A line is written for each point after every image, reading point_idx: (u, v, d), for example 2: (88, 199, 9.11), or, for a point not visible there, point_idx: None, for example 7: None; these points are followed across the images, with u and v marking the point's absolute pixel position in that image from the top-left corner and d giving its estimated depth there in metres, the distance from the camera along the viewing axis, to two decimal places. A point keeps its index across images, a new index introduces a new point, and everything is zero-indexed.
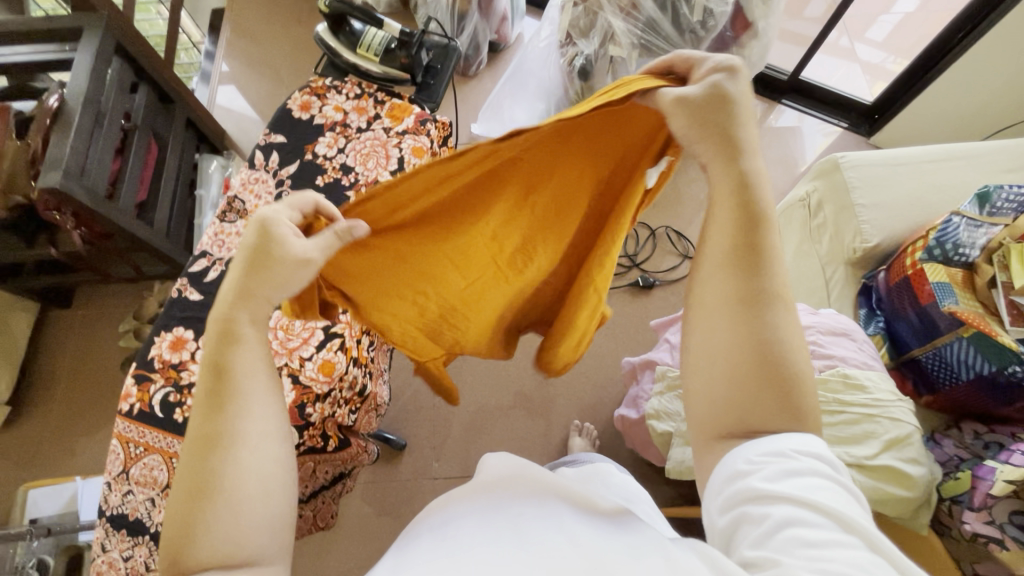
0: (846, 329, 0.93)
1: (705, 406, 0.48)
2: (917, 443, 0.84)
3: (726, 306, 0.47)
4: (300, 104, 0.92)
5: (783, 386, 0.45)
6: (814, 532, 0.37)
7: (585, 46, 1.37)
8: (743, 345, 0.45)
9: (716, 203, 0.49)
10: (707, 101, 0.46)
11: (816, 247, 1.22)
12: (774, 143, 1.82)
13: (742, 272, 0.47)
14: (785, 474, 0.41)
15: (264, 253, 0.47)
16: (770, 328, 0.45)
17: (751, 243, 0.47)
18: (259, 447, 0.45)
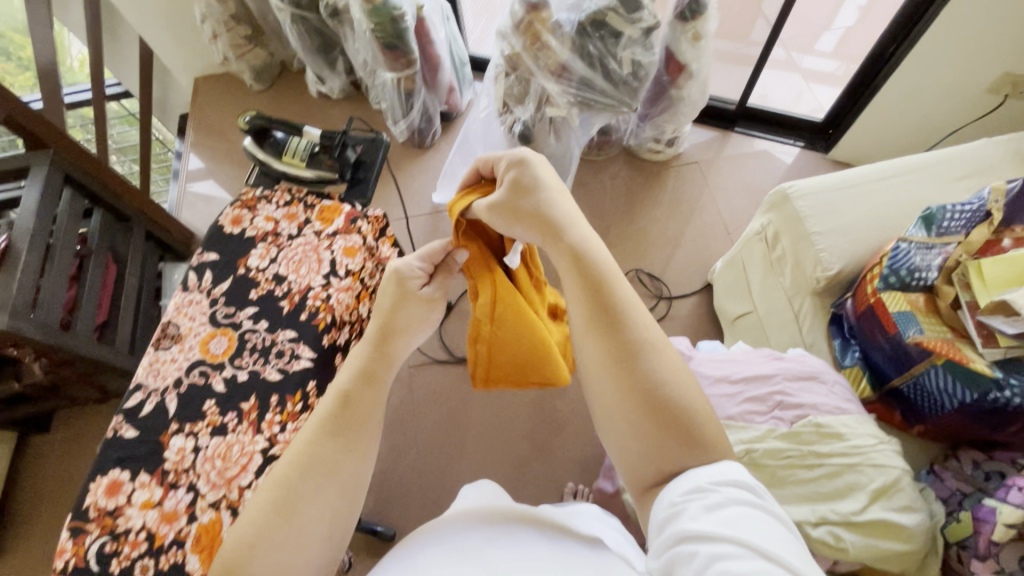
0: (814, 372, 0.89)
1: (624, 450, 0.58)
2: (908, 488, 0.78)
3: (609, 363, 0.58)
4: (231, 218, 0.93)
5: (665, 411, 0.55)
6: (740, 562, 0.42)
7: (522, 112, 1.39)
8: (631, 389, 0.56)
9: (568, 277, 0.63)
10: (510, 196, 0.66)
11: (780, 280, 1.19)
12: (733, 172, 1.83)
13: (604, 330, 0.59)
14: (710, 511, 0.48)
15: (398, 298, 0.68)
16: (647, 369, 0.57)
17: (602, 303, 0.60)
18: (345, 482, 0.57)
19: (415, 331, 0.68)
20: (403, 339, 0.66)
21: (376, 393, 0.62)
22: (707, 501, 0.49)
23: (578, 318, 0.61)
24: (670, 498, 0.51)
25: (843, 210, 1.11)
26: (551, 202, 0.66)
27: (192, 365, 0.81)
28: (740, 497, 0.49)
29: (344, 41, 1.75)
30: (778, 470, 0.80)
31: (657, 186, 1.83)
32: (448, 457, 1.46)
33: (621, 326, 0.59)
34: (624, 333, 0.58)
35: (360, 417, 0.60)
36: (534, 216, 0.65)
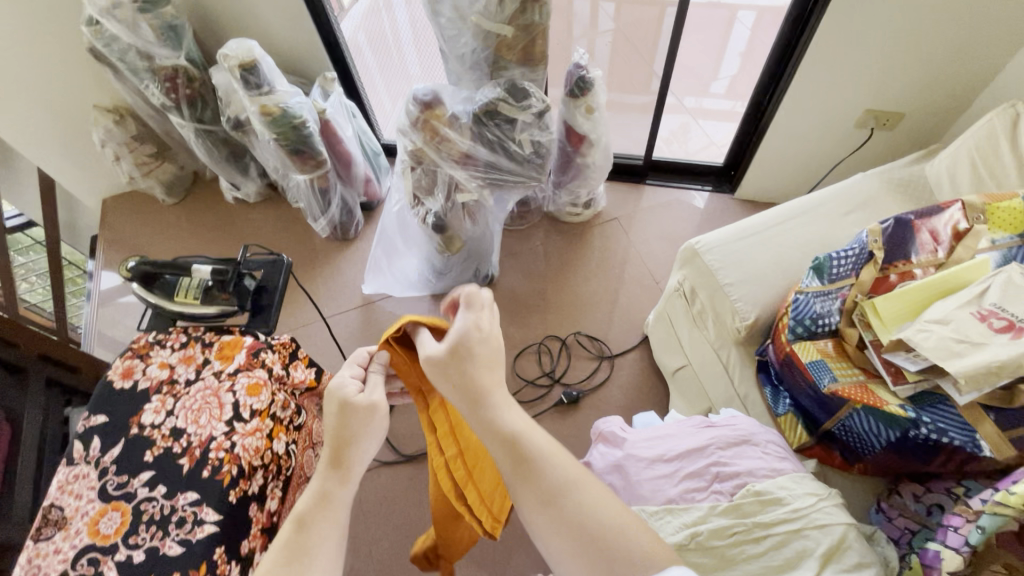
0: (746, 434, 0.88)
1: None
2: (857, 544, 0.76)
3: (539, 509, 0.58)
4: (121, 371, 0.85)
5: (604, 548, 0.55)
6: None
7: (432, 204, 1.39)
8: (565, 530, 0.56)
9: (489, 441, 0.64)
10: (424, 372, 0.71)
11: (705, 333, 1.21)
12: (652, 222, 1.90)
13: (527, 482, 0.59)
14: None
15: (347, 413, 0.68)
16: (575, 506, 0.57)
17: (517, 457, 0.61)
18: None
19: (365, 439, 0.68)
20: (355, 451, 0.67)
21: (332, 512, 0.62)
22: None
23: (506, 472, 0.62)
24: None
25: (750, 258, 1.14)
26: (475, 371, 0.68)
27: (78, 552, 0.72)
28: None
29: (252, 148, 1.74)
30: (729, 550, 0.77)
31: (583, 245, 1.87)
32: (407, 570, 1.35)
33: (545, 472, 0.60)
34: (549, 478, 0.59)
35: (320, 531, 0.60)
36: (459, 385, 0.67)
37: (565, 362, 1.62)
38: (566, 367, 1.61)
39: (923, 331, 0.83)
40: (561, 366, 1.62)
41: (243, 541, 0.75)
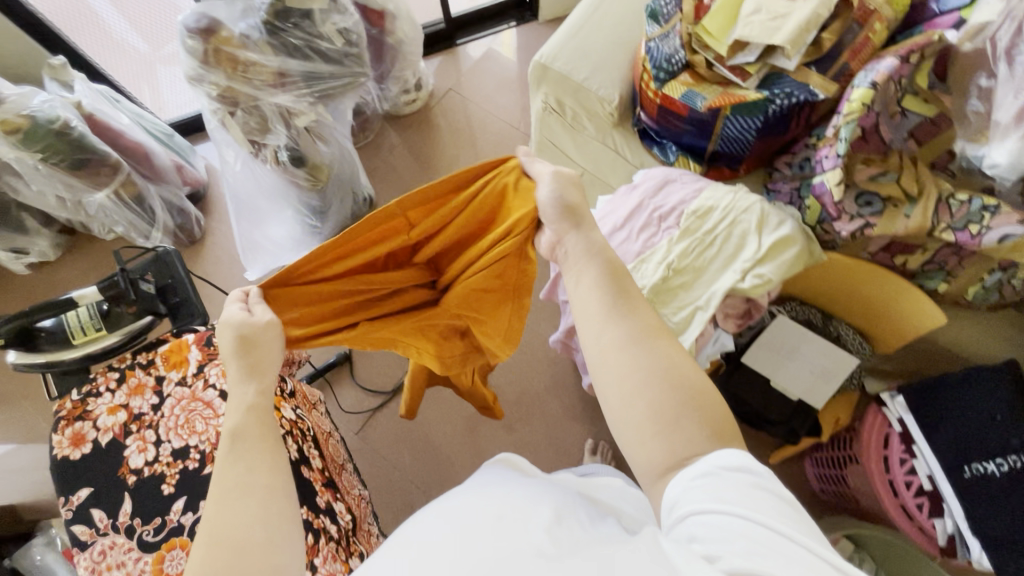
0: (665, 177, 1.00)
1: (638, 437, 0.54)
2: (772, 208, 0.96)
3: (617, 348, 0.57)
4: (70, 441, 0.74)
5: (693, 402, 0.54)
6: (752, 537, 0.41)
7: (276, 139, 1.25)
8: (651, 367, 0.56)
9: (580, 272, 0.64)
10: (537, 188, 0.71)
11: (586, 132, 1.30)
12: (484, 77, 1.90)
13: (627, 318, 0.59)
14: (724, 490, 0.46)
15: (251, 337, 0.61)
16: (665, 355, 0.57)
17: (625, 293, 0.61)
18: (270, 512, 0.51)
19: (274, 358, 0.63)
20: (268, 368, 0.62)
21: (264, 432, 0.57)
22: (735, 474, 0.48)
23: (590, 301, 0.62)
24: (683, 481, 0.50)
25: (591, 43, 1.21)
26: (565, 200, 0.69)
27: None
28: (750, 482, 0.47)
29: (15, 191, 1.39)
30: (696, 262, 0.92)
31: (436, 130, 1.83)
32: (450, 473, 1.41)
33: (645, 316, 0.60)
34: (650, 324, 0.59)
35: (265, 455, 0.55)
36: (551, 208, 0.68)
37: None
38: None
39: (749, 25, 0.98)
40: None
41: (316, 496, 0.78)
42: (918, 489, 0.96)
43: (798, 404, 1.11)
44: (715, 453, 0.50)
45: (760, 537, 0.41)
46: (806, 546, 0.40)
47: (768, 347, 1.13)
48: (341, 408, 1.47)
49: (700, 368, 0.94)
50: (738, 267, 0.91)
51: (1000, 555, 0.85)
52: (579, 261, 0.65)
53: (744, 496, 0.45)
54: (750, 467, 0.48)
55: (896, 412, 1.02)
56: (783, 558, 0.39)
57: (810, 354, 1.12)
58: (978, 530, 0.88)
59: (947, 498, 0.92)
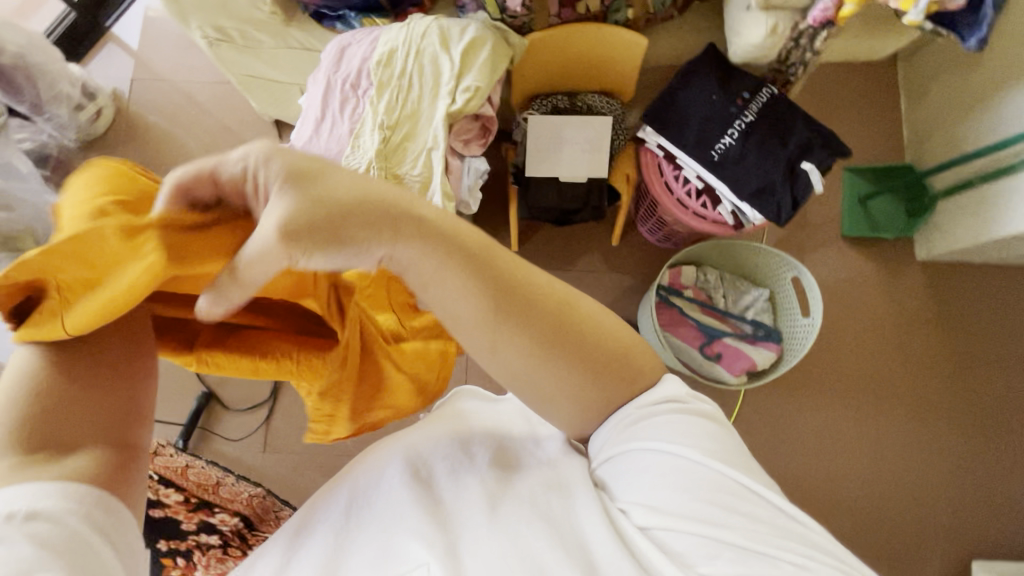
0: (340, 44, 0.94)
1: (557, 408, 0.50)
2: (449, 20, 0.93)
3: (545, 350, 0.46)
4: None
5: (616, 368, 0.49)
6: (683, 473, 0.44)
7: None
8: (571, 365, 0.47)
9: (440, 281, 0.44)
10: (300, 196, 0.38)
11: (267, 47, 1.17)
12: (159, 49, 1.63)
13: (518, 321, 0.45)
14: (652, 423, 0.48)
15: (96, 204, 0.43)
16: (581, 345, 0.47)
17: (508, 290, 0.44)
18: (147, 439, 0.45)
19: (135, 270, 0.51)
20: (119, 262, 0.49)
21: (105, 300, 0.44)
22: (674, 413, 0.49)
23: (460, 307, 0.45)
24: (626, 411, 0.50)
25: None
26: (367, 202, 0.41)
27: None
28: (678, 410, 0.49)
29: None
30: (406, 110, 0.90)
31: (148, 133, 1.58)
32: (369, 427, 1.39)
33: (541, 298, 0.46)
34: (537, 315, 0.45)
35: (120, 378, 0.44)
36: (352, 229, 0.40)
37: None
38: None
39: None
40: None
41: (182, 525, 0.77)
42: (697, 191, 1.07)
43: (589, 183, 1.18)
44: (650, 392, 0.51)
45: (686, 472, 0.44)
46: (727, 475, 0.44)
47: (536, 150, 1.16)
48: (233, 443, 1.39)
49: (471, 202, 0.95)
50: (445, 91, 0.90)
51: (762, 202, 0.99)
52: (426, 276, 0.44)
53: (672, 435, 0.47)
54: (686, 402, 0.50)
55: (653, 141, 1.08)
56: (711, 497, 0.42)
57: (576, 135, 1.15)
58: (743, 194, 1.00)
59: (715, 185, 1.04)
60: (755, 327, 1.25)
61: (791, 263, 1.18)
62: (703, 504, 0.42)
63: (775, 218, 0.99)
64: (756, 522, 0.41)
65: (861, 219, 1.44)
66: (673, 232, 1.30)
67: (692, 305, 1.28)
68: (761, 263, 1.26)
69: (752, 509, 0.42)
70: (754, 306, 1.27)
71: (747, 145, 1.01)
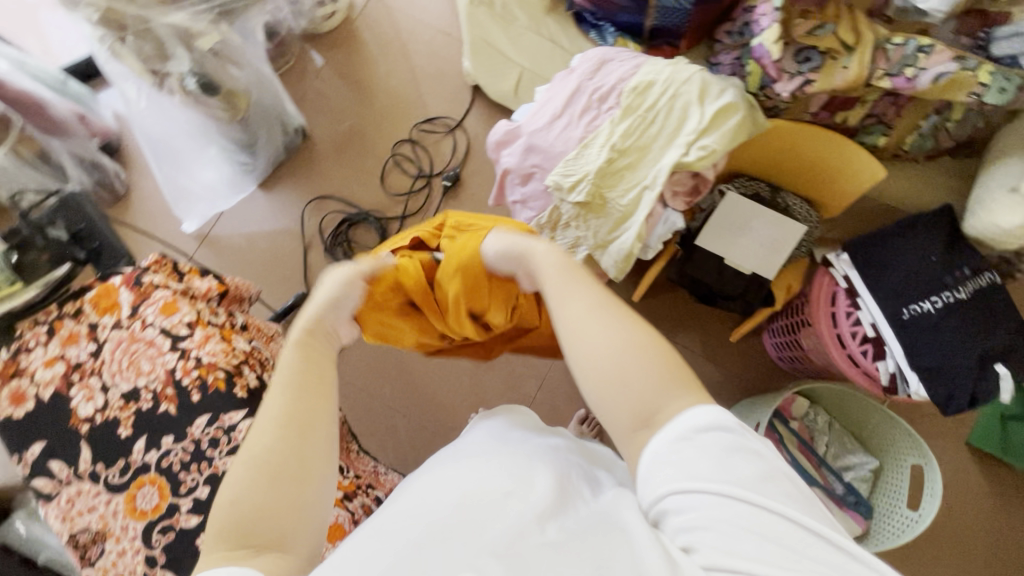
0: (602, 56, 0.96)
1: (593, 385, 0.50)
2: (714, 78, 0.92)
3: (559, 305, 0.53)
4: (11, 397, 0.71)
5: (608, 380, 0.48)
6: (753, 526, 0.39)
7: (179, 65, 1.11)
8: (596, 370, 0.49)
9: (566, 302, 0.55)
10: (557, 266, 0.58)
11: (518, 25, 1.21)
12: None
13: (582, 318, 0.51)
14: (710, 459, 0.43)
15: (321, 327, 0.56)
16: (588, 319, 0.51)
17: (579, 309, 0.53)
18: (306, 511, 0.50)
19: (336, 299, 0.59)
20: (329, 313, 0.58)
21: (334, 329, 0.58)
22: (702, 435, 0.45)
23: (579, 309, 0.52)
24: (681, 430, 0.45)
25: None
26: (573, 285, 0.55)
27: (145, 533, 0.66)
28: (721, 440, 0.44)
29: None
30: (639, 141, 0.90)
31: (361, 48, 1.68)
32: (429, 396, 1.40)
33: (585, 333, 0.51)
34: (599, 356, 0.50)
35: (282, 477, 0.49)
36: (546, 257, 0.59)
37: (425, 154, 1.59)
38: (429, 158, 1.59)
39: None
40: (425, 160, 1.59)
41: None
42: (863, 337, 1.01)
43: (751, 277, 1.13)
44: (683, 416, 0.46)
45: (755, 524, 0.40)
46: (806, 528, 0.40)
47: (719, 224, 1.14)
48: None
49: (652, 249, 0.95)
50: (682, 141, 0.89)
51: (934, 381, 0.93)
52: (529, 251, 0.62)
53: (722, 467, 0.43)
54: (717, 424, 0.45)
55: (840, 270, 1.05)
56: (786, 550, 0.38)
57: (761, 227, 1.12)
58: (917, 364, 0.95)
59: (888, 340, 0.98)
60: (847, 490, 1.15)
61: (921, 449, 1.09)
62: (752, 541, 0.39)
63: (942, 404, 0.93)
64: (815, 560, 0.38)
65: (994, 434, 1.32)
66: (803, 359, 1.24)
67: (793, 439, 1.20)
68: (880, 432, 1.19)
69: (810, 548, 0.39)
70: (855, 470, 1.20)
71: (945, 320, 0.95)
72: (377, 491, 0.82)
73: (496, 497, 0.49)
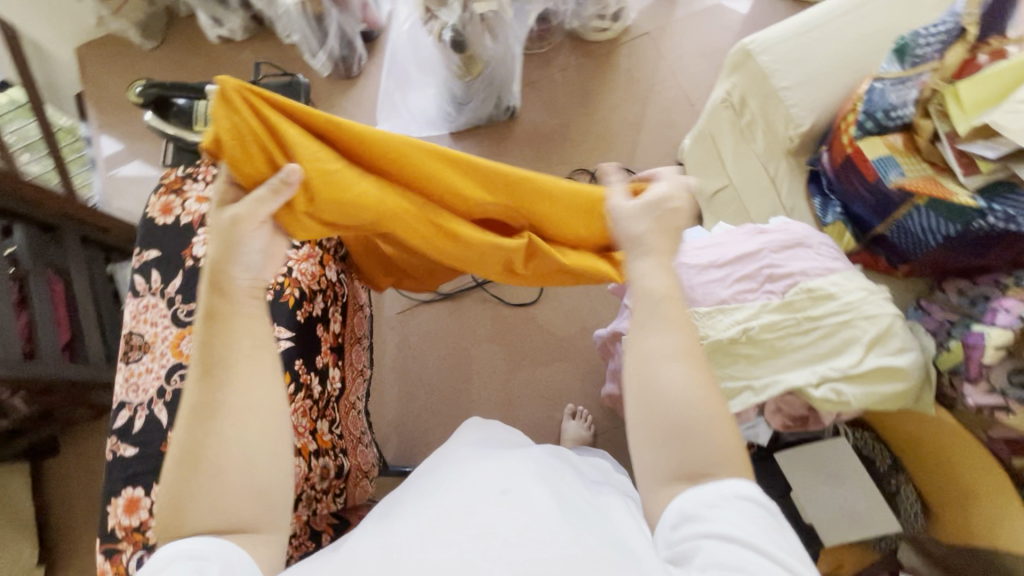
0: (801, 237, 0.87)
1: (648, 455, 0.47)
2: (900, 331, 0.81)
3: (650, 342, 0.48)
4: (161, 207, 0.84)
5: (678, 436, 0.46)
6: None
7: (448, 16, 1.19)
8: (660, 422, 0.46)
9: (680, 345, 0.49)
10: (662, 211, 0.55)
11: (752, 146, 1.13)
12: (687, 35, 1.70)
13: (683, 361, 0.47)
14: (730, 514, 0.43)
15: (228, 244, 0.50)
16: (682, 366, 0.47)
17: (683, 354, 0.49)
18: (246, 417, 0.46)
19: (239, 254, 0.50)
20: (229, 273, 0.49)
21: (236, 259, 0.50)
22: (727, 500, 0.44)
23: (670, 349, 0.48)
24: (712, 493, 0.45)
25: (812, 58, 1.02)
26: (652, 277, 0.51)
27: (169, 370, 0.77)
28: (747, 506, 0.44)
29: None
30: (778, 341, 0.81)
31: (610, 70, 1.69)
32: (454, 394, 1.44)
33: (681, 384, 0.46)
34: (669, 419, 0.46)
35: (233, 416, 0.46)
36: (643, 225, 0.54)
37: None
38: None
39: (1013, 113, 0.77)
40: None
41: (317, 356, 0.82)
42: None
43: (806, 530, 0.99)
44: (723, 481, 0.45)
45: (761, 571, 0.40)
46: None
47: (810, 460, 1.00)
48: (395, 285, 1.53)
49: None
50: (820, 370, 0.79)
51: None
52: (645, 253, 0.52)
53: (742, 515, 0.43)
54: (751, 496, 0.44)
55: None
56: None
57: (850, 494, 0.97)
58: None
59: None
60: None
61: None
62: None
63: None
64: None
65: None
66: None
67: None
68: None
69: None
70: None
71: None
72: (348, 458, 0.88)
73: (490, 502, 0.47)
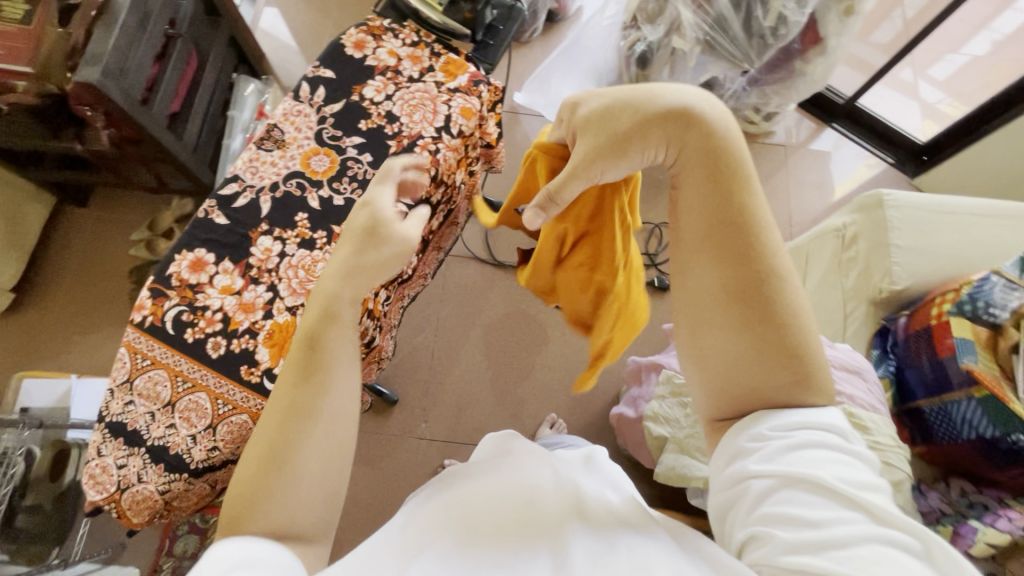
0: (861, 368, 0.92)
1: (726, 388, 0.50)
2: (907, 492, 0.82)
3: (720, 289, 0.48)
4: (354, 41, 0.89)
5: (789, 362, 0.47)
6: (814, 513, 0.42)
7: (650, 32, 1.36)
8: (748, 347, 0.47)
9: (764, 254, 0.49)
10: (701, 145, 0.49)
11: (842, 281, 1.20)
12: (813, 167, 1.79)
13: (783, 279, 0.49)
14: (793, 455, 0.45)
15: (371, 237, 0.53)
16: (766, 293, 0.47)
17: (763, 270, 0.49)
18: (300, 484, 0.42)
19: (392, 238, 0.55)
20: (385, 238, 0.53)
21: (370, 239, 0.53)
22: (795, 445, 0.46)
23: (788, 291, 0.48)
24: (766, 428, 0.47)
25: (935, 233, 1.09)
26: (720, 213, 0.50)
27: (289, 174, 0.81)
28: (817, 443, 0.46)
29: None
30: None
31: None
32: (460, 350, 1.46)
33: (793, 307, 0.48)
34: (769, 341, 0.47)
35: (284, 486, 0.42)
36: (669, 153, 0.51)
37: None
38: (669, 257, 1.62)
39: None
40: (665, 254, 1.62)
41: None
42: None
43: None
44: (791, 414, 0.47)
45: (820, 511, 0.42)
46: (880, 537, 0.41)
47: None
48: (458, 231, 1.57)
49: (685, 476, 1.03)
50: None
51: None
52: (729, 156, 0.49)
53: (801, 456, 0.45)
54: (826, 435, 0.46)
55: None
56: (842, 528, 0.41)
57: None
58: None
59: None
60: None
61: None
62: (808, 512, 0.42)
63: None
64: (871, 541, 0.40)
65: None
66: None
67: None
68: None
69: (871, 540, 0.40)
70: None
71: None
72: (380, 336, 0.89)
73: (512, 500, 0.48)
